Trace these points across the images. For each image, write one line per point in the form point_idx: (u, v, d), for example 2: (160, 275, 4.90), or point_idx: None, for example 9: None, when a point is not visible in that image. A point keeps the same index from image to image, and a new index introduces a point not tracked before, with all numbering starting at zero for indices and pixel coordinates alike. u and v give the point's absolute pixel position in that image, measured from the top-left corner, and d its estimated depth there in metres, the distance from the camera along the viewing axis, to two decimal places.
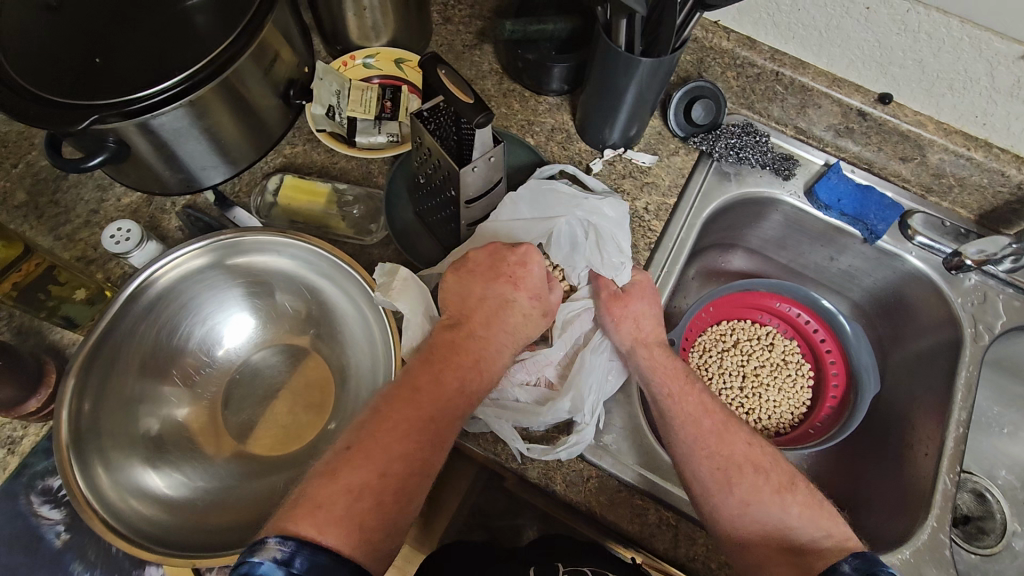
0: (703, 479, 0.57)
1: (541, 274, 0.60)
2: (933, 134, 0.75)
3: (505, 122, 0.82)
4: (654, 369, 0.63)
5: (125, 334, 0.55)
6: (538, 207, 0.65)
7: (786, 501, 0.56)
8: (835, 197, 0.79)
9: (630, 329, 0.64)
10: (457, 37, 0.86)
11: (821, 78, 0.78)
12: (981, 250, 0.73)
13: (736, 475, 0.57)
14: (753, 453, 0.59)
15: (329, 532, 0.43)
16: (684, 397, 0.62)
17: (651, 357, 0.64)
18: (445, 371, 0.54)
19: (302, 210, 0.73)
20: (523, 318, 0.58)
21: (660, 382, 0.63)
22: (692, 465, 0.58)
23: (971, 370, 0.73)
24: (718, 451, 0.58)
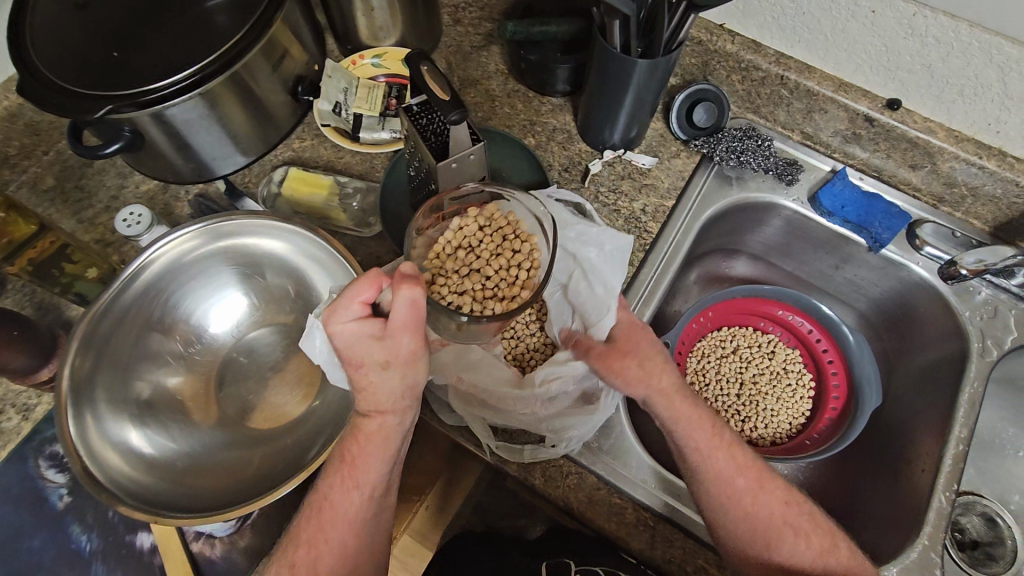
0: (740, 549, 0.58)
1: (348, 337, 0.49)
2: (943, 141, 0.73)
3: (508, 121, 0.84)
4: (677, 422, 0.60)
5: (134, 298, 0.59)
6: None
7: (829, 563, 0.58)
8: (839, 204, 0.78)
9: (641, 378, 0.60)
10: (466, 39, 0.88)
11: (827, 83, 0.76)
12: (980, 259, 0.71)
13: (777, 538, 0.59)
14: (790, 514, 0.59)
15: None
16: (714, 459, 0.60)
17: (673, 416, 0.60)
18: (355, 450, 0.53)
19: (304, 201, 0.75)
20: (379, 383, 0.51)
21: (684, 440, 0.60)
22: (729, 531, 0.59)
23: (976, 386, 0.70)
24: (755, 514, 0.59)
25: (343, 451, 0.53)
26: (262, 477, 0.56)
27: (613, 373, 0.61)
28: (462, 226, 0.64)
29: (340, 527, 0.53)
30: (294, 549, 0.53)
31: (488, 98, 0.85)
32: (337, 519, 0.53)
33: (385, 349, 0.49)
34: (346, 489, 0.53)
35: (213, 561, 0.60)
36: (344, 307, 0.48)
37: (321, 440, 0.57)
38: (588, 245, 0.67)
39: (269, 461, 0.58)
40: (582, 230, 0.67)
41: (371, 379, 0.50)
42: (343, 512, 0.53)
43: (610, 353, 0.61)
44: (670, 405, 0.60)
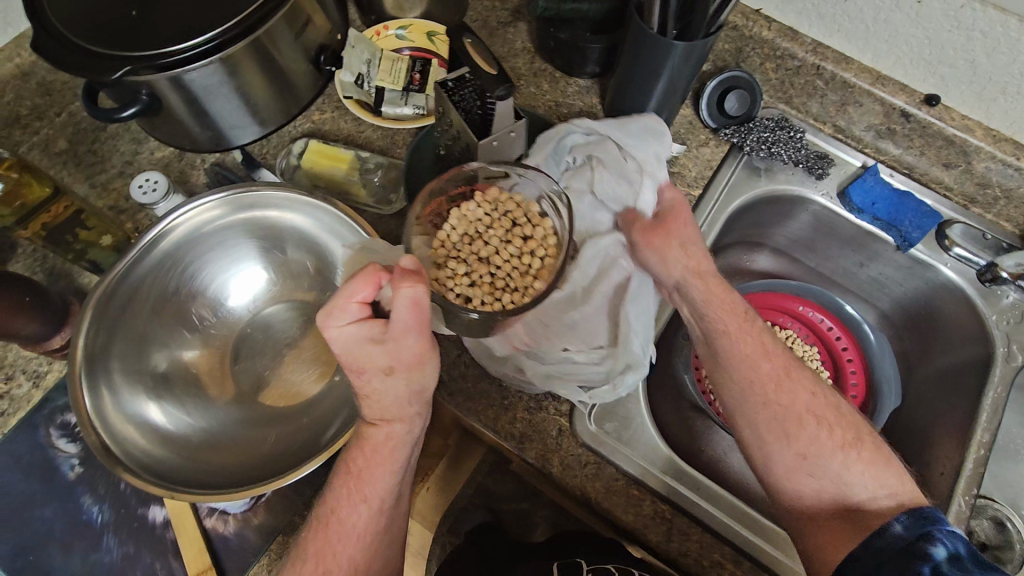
0: (755, 410, 0.57)
1: (349, 343, 0.47)
2: (981, 141, 0.72)
3: (533, 101, 0.82)
4: (708, 304, 0.60)
5: (152, 268, 0.57)
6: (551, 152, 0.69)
7: (850, 457, 0.55)
8: (869, 201, 0.76)
9: (682, 258, 0.61)
10: (492, 14, 0.86)
11: (864, 75, 0.75)
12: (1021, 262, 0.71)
13: (799, 425, 0.56)
14: (818, 405, 0.57)
15: None
16: (740, 341, 0.59)
17: (703, 292, 0.60)
18: (361, 461, 0.51)
19: (324, 174, 0.73)
20: (383, 390, 0.48)
21: (712, 321, 0.60)
22: (747, 410, 0.58)
23: (1000, 391, 0.70)
24: (778, 398, 0.57)
25: (348, 463, 0.52)
26: (278, 456, 0.55)
27: (651, 247, 0.62)
28: (462, 215, 0.62)
29: (346, 542, 0.51)
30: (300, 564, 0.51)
31: (514, 76, 0.83)
32: (341, 534, 0.51)
33: (388, 354, 0.47)
34: (353, 501, 0.51)
35: (226, 538, 0.58)
36: (342, 309, 0.46)
37: (339, 420, 0.56)
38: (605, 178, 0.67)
39: (286, 440, 0.56)
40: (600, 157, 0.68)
41: (374, 385, 0.48)
42: (349, 528, 0.51)
43: (654, 228, 0.63)
44: (704, 288, 0.61)
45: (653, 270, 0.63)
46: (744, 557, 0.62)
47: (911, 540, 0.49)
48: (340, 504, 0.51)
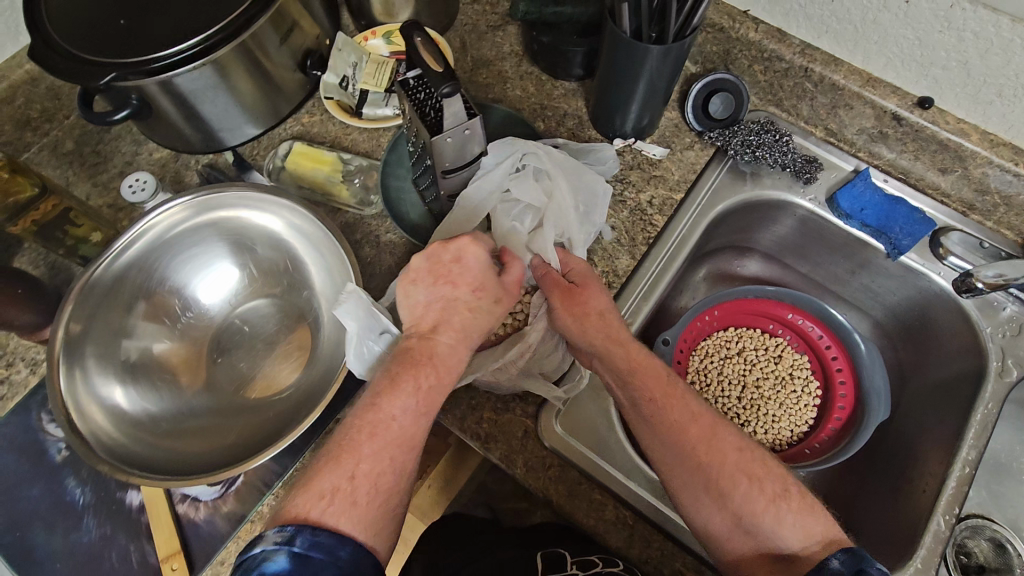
0: (696, 488, 0.54)
1: (479, 263, 0.57)
2: (976, 145, 0.69)
3: (518, 104, 0.82)
4: (671, 431, 0.56)
5: (130, 261, 0.60)
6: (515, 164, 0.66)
7: (788, 518, 0.52)
8: (858, 206, 0.74)
9: (602, 329, 0.60)
10: (482, 18, 0.88)
11: (854, 77, 0.72)
12: (1001, 273, 0.64)
13: (727, 483, 0.54)
14: (745, 461, 0.55)
15: (344, 520, 0.45)
16: (665, 407, 0.57)
17: (625, 357, 0.59)
18: (410, 377, 0.52)
19: (307, 175, 0.75)
20: (474, 316, 0.56)
21: (635, 386, 0.58)
22: (684, 485, 0.55)
23: (990, 408, 0.67)
24: (732, 481, 0.54)
25: (417, 375, 0.52)
26: (238, 447, 0.57)
27: (572, 316, 0.60)
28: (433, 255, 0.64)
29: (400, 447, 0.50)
30: (351, 461, 0.48)
31: (500, 79, 0.84)
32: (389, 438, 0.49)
33: (496, 287, 0.57)
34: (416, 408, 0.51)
35: (196, 524, 0.60)
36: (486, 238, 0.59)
37: (298, 416, 0.58)
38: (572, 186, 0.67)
39: (248, 431, 0.59)
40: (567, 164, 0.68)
41: (474, 304, 0.56)
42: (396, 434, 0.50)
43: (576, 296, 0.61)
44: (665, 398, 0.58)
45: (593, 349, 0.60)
46: (706, 567, 0.61)
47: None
48: (394, 405, 0.50)
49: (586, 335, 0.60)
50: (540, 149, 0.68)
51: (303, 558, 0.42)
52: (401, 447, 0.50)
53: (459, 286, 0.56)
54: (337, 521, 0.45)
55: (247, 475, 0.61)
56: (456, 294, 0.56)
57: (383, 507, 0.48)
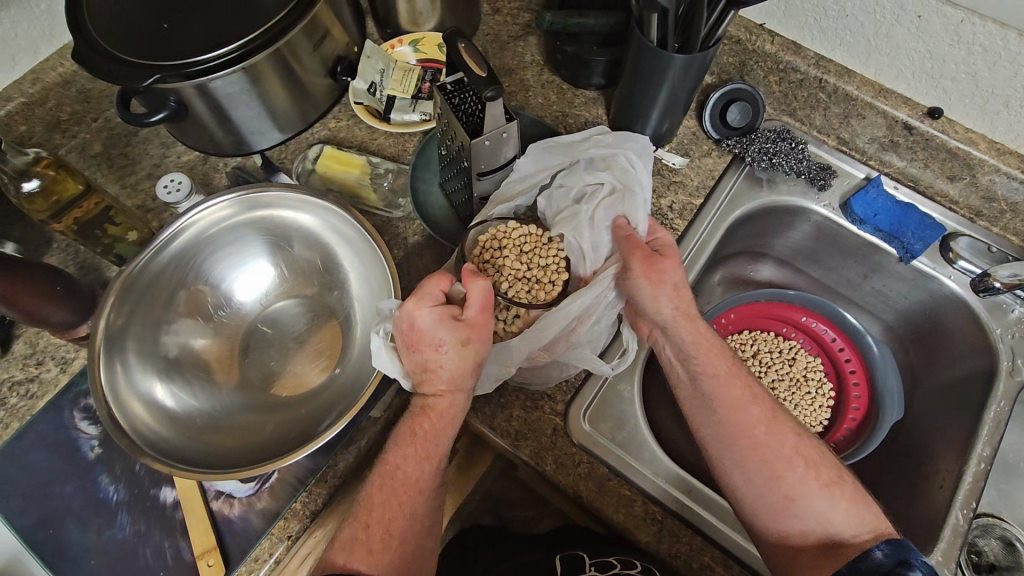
0: (754, 469, 0.57)
1: (432, 321, 0.55)
2: (984, 153, 0.72)
3: (541, 111, 0.85)
4: (733, 417, 0.58)
5: (169, 258, 0.61)
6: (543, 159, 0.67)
7: (836, 498, 0.55)
8: (871, 212, 0.77)
9: (672, 299, 0.60)
10: (504, 28, 0.90)
11: (866, 88, 0.75)
12: (1016, 273, 0.68)
13: (784, 466, 0.56)
14: (803, 447, 0.58)
15: (363, 564, 0.53)
16: (731, 386, 0.59)
17: (692, 332, 0.60)
18: (416, 421, 0.57)
19: (336, 178, 0.77)
20: (449, 363, 0.55)
21: (698, 364, 0.60)
22: (743, 464, 0.57)
23: (1003, 405, 0.69)
24: (787, 467, 0.56)
25: (412, 424, 0.57)
26: (276, 442, 0.58)
27: (645, 276, 0.60)
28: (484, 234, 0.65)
29: (408, 495, 0.56)
30: (365, 513, 0.55)
31: (523, 87, 0.87)
32: (398, 488, 0.55)
33: (463, 330, 0.55)
34: (418, 456, 0.56)
35: (230, 521, 0.61)
36: (429, 293, 0.56)
37: (335, 412, 0.59)
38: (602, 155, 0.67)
39: (284, 427, 0.59)
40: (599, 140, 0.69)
41: (447, 358, 0.55)
42: (405, 483, 0.56)
43: (654, 258, 0.60)
44: (730, 376, 0.60)
45: (664, 318, 0.60)
46: (733, 561, 0.62)
47: (890, 568, 0.50)
48: (398, 456, 0.56)
49: (662, 309, 0.60)
50: (565, 144, 0.69)
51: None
52: (411, 491, 0.55)
53: (427, 349, 0.55)
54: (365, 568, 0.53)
55: (281, 472, 0.61)
56: (437, 355, 0.55)
57: (400, 548, 0.55)
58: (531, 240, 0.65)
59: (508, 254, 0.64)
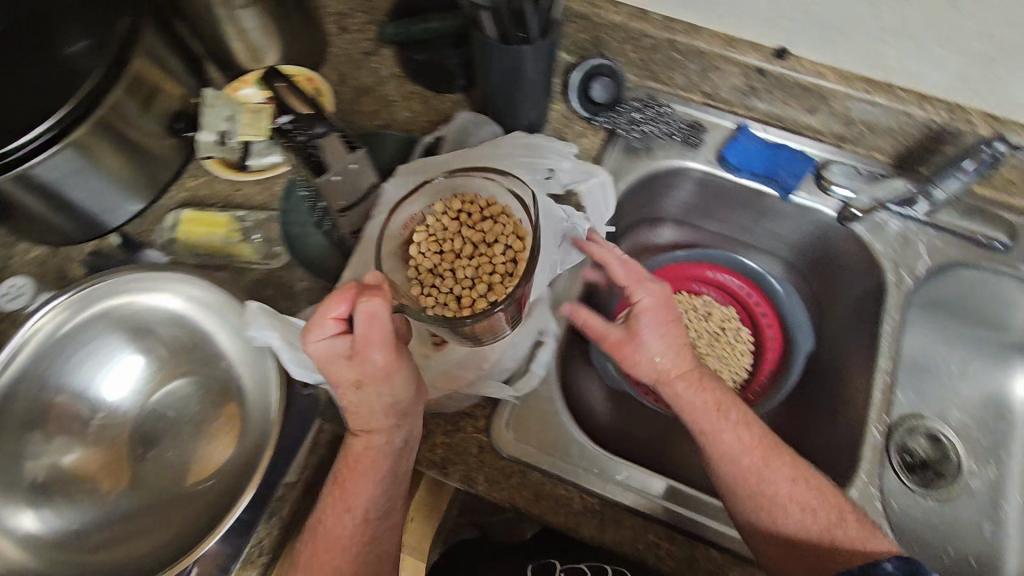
0: (744, 501, 0.60)
1: (320, 353, 0.53)
2: (833, 83, 0.74)
3: (408, 125, 0.82)
4: (721, 461, 0.62)
5: (15, 377, 0.56)
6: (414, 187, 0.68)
7: (835, 534, 0.58)
8: (745, 158, 0.78)
9: (652, 370, 0.64)
10: (354, 46, 0.87)
11: (715, 41, 0.76)
12: (873, 197, 0.76)
13: (784, 513, 0.59)
14: (798, 493, 0.60)
15: None
16: (720, 440, 0.62)
17: (672, 394, 0.64)
18: (346, 473, 0.57)
19: (204, 242, 0.72)
20: (358, 401, 0.55)
21: (693, 420, 0.63)
22: (739, 494, 0.60)
23: (896, 316, 0.72)
24: (782, 504, 0.59)
25: (337, 475, 0.58)
26: (172, 540, 0.55)
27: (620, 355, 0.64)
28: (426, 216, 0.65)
29: (331, 551, 0.56)
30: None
31: (385, 103, 0.84)
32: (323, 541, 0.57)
33: (356, 370, 0.54)
34: (341, 512, 0.57)
35: None
36: (320, 326, 0.52)
37: (229, 495, 0.56)
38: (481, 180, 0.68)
39: (182, 522, 0.56)
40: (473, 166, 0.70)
41: (350, 398, 0.55)
42: (327, 541, 0.57)
43: (625, 339, 0.64)
44: (717, 436, 0.62)
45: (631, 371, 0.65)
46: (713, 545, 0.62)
47: None
48: (331, 516, 0.57)
49: (641, 366, 0.64)
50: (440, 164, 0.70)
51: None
52: (331, 541, 0.56)
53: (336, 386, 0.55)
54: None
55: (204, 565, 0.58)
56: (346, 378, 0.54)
57: None
58: (472, 208, 0.65)
59: (452, 231, 0.65)
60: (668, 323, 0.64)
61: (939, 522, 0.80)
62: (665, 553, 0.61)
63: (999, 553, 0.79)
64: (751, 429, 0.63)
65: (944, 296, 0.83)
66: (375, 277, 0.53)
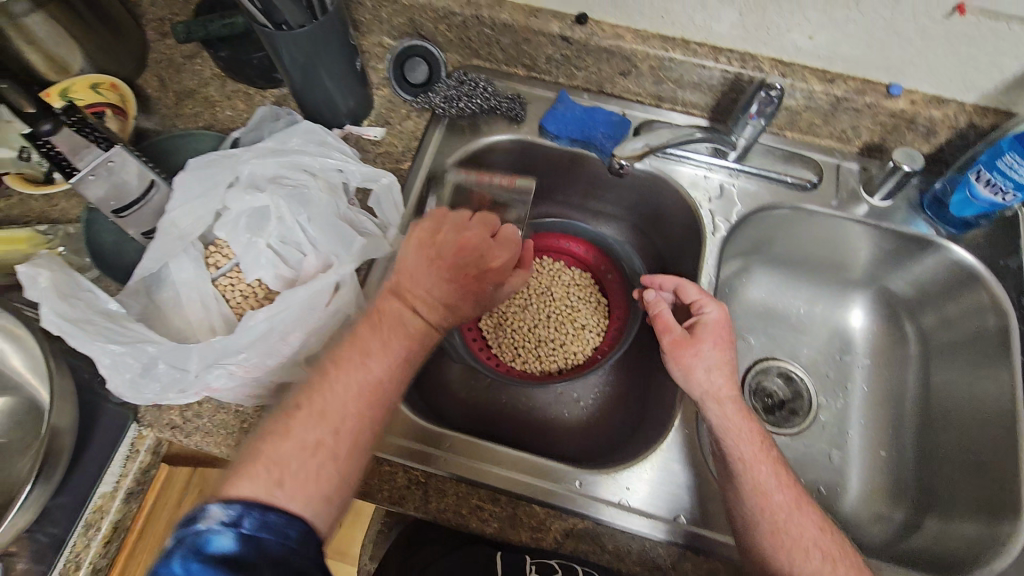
0: (758, 534, 0.57)
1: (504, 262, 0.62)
2: (632, 44, 0.76)
3: (232, 124, 0.82)
4: (754, 492, 0.58)
5: None
6: (202, 179, 0.61)
7: None
8: (563, 125, 0.80)
9: (704, 381, 0.63)
10: (175, 50, 0.86)
11: (518, 13, 0.77)
12: (645, 143, 0.74)
13: (803, 557, 0.56)
14: (826, 542, 0.57)
15: (292, 499, 0.46)
16: (757, 472, 0.59)
17: (718, 414, 0.62)
18: (388, 334, 0.55)
19: (5, 259, 0.69)
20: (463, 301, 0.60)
21: (732, 446, 0.61)
22: (750, 523, 0.58)
23: (712, 261, 0.76)
24: (796, 551, 0.56)
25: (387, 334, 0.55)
26: None
27: (678, 361, 0.65)
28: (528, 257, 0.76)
29: (349, 392, 0.51)
30: (327, 414, 0.50)
31: (208, 105, 0.83)
32: (333, 405, 0.50)
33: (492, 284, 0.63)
34: (388, 362, 0.54)
35: None
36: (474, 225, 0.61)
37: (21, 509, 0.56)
38: (279, 166, 0.63)
39: None
40: (266, 148, 0.64)
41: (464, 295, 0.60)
42: (340, 399, 0.51)
43: (687, 341, 0.66)
44: (778, 476, 0.59)
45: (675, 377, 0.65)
46: (699, 555, 0.61)
47: None
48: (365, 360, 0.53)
49: (691, 385, 0.64)
50: (229, 156, 0.63)
51: (253, 540, 0.41)
52: (359, 404, 0.51)
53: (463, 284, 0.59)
54: (270, 498, 0.45)
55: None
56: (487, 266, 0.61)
57: (335, 478, 0.48)
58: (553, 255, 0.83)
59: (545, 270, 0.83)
60: (698, 343, 0.65)
61: (792, 456, 0.83)
62: (487, 515, 0.61)
63: (846, 480, 0.81)
64: (786, 470, 0.61)
65: (771, 240, 0.86)
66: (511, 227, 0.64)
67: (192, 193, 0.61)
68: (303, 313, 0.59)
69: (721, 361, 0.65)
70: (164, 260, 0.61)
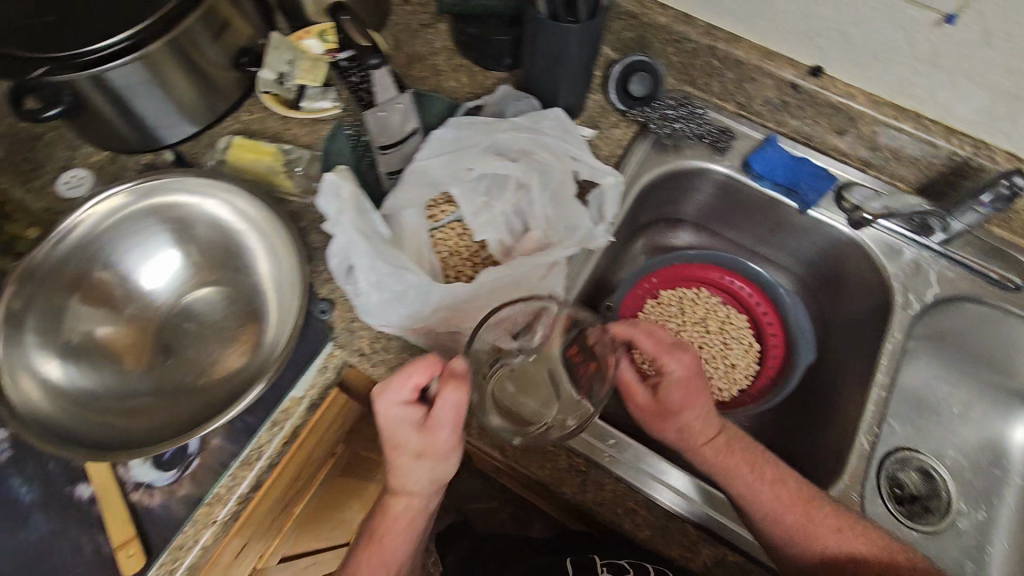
0: (795, 556, 0.60)
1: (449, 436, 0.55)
2: (862, 105, 0.76)
3: (453, 94, 0.87)
4: (772, 521, 0.60)
5: (72, 247, 0.64)
6: (456, 138, 0.67)
7: None
8: (769, 167, 0.81)
9: (678, 430, 0.64)
10: (414, 18, 0.93)
11: (753, 52, 0.79)
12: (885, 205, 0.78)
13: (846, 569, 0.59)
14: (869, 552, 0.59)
15: None
16: (779, 507, 0.60)
17: (719, 461, 0.63)
18: (382, 526, 0.59)
19: (249, 167, 0.77)
20: (411, 469, 0.57)
21: (739, 484, 0.62)
22: (779, 545, 0.60)
23: (898, 336, 0.74)
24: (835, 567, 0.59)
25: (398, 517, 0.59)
26: (168, 424, 0.60)
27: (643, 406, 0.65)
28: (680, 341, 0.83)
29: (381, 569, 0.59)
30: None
31: (434, 72, 0.89)
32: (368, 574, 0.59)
33: (425, 439, 0.56)
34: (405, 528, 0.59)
35: (151, 510, 0.60)
36: (396, 390, 0.55)
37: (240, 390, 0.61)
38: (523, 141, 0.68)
39: (191, 409, 0.62)
40: (517, 123, 0.68)
41: (406, 463, 0.56)
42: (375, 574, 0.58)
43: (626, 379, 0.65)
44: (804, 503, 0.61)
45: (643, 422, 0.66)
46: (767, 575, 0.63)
47: None
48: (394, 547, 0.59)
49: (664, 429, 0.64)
50: (480, 121, 0.68)
51: None
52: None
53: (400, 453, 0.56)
54: None
55: (203, 455, 0.62)
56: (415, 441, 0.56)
57: None
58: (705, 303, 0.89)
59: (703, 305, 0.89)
60: (670, 385, 0.63)
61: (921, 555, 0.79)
62: (641, 520, 0.62)
63: None
64: (807, 488, 0.62)
65: (949, 330, 0.83)
66: (462, 363, 0.55)
67: (446, 147, 0.67)
68: (520, 278, 0.64)
69: (699, 414, 0.63)
70: (407, 201, 0.66)
